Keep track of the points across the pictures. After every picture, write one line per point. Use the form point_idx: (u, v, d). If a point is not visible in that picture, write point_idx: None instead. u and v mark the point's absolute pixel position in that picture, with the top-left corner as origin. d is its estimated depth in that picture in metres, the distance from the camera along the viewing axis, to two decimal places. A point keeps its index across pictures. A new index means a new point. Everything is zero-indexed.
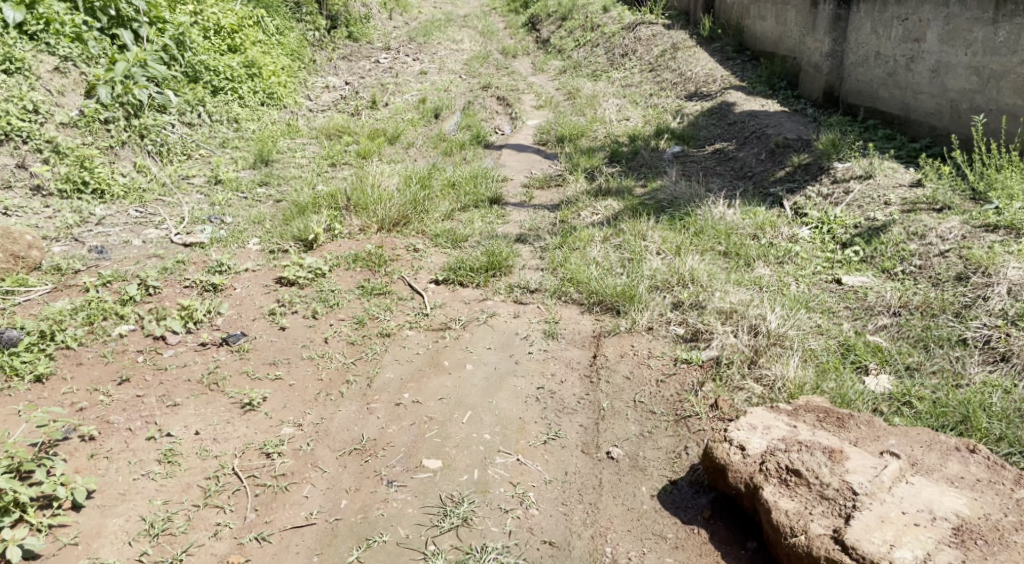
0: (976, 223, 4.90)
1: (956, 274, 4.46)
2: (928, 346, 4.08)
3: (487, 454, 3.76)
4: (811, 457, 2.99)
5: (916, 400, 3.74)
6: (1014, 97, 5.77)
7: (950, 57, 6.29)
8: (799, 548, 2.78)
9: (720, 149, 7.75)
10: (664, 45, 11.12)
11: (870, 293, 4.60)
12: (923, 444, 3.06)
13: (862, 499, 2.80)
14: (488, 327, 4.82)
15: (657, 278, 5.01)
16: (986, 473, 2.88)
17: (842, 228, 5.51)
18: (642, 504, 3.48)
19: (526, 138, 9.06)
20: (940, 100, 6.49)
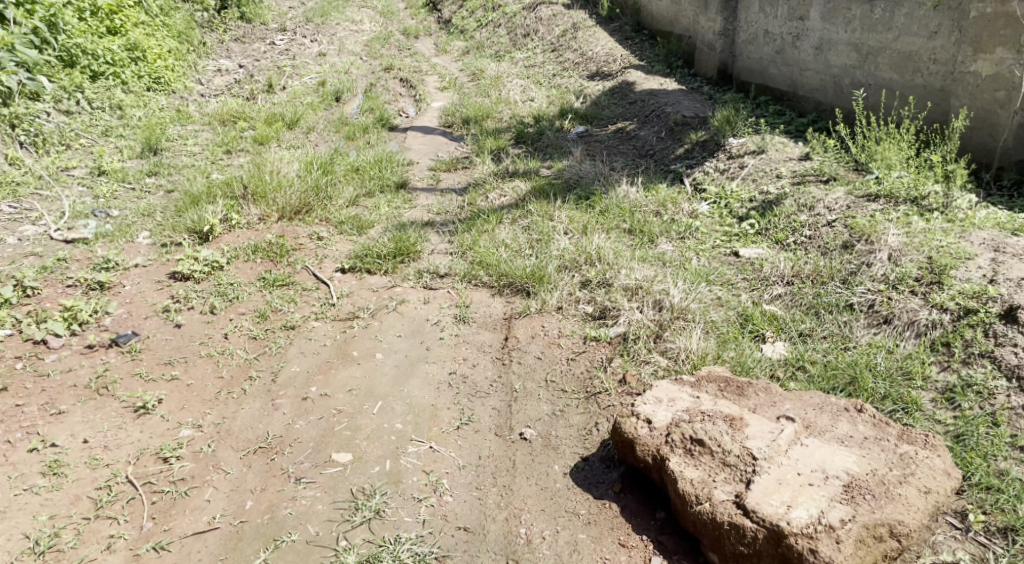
0: (860, 193, 5.16)
1: (842, 243, 4.68)
2: (819, 312, 4.27)
3: (398, 444, 3.71)
4: (713, 426, 3.08)
5: (809, 364, 3.92)
6: (890, 72, 6.04)
7: (832, 34, 6.62)
8: (704, 514, 2.88)
9: (623, 128, 7.88)
10: (565, 25, 11.21)
11: (765, 264, 4.78)
12: (816, 406, 3.21)
13: (761, 463, 2.91)
14: (397, 314, 4.76)
15: (565, 258, 5.06)
16: (872, 431, 3.06)
17: (739, 202, 5.71)
18: (555, 483, 3.51)
19: (431, 120, 8.95)
20: (824, 76, 6.81)
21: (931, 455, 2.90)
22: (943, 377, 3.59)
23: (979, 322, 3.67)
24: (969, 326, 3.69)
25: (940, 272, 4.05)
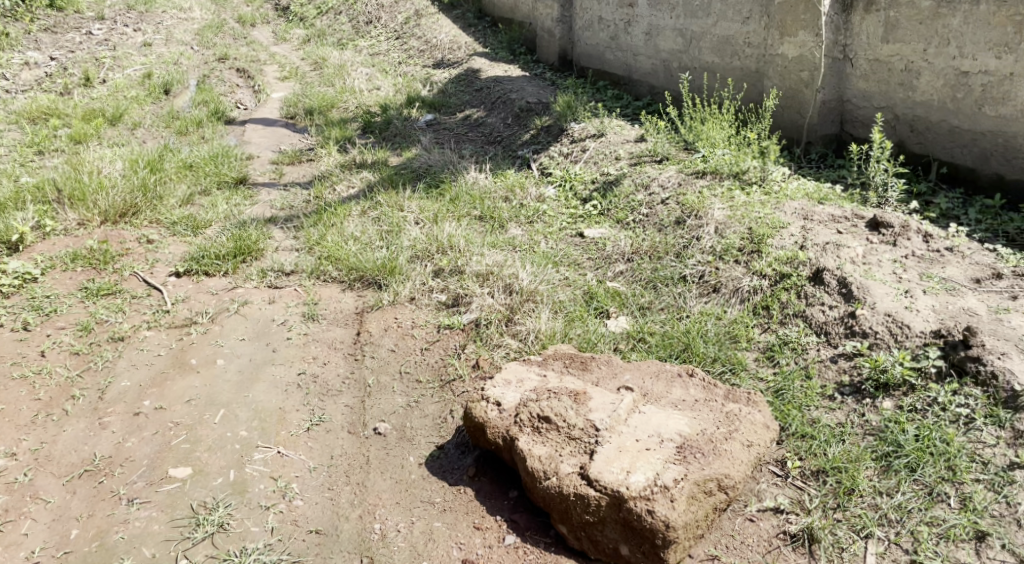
0: (689, 170, 5.48)
1: (675, 219, 4.94)
2: (656, 286, 4.49)
3: (243, 452, 3.56)
4: (558, 402, 3.14)
5: (649, 335, 4.10)
6: (711, 56, 6.43)
7: (659, 20, 6.97)
8: (552, 489, 2.93)
9: (470, 115, 7.91)
10: (407, 12, 11.10)
11: (608, 243, 4.98)
12: (653, 374, 3.40)
13: (603, 434, 3.01)
14: (240, 317, 4.54)
15: (417, 248, 5.02)
16: (702, 393, 3.27)
17: (582, 184, 5.90)
18: (410, 474, 3.49)
19: (272, 112, 8.57)
20: (655, 61, 7.15)
21: (752, 411, 3.14)
22: (764, 338, 3.88)
23: (793, 285, 4.00)
24: (785, 289, 4.01)
25: (759, 242, 4.35)
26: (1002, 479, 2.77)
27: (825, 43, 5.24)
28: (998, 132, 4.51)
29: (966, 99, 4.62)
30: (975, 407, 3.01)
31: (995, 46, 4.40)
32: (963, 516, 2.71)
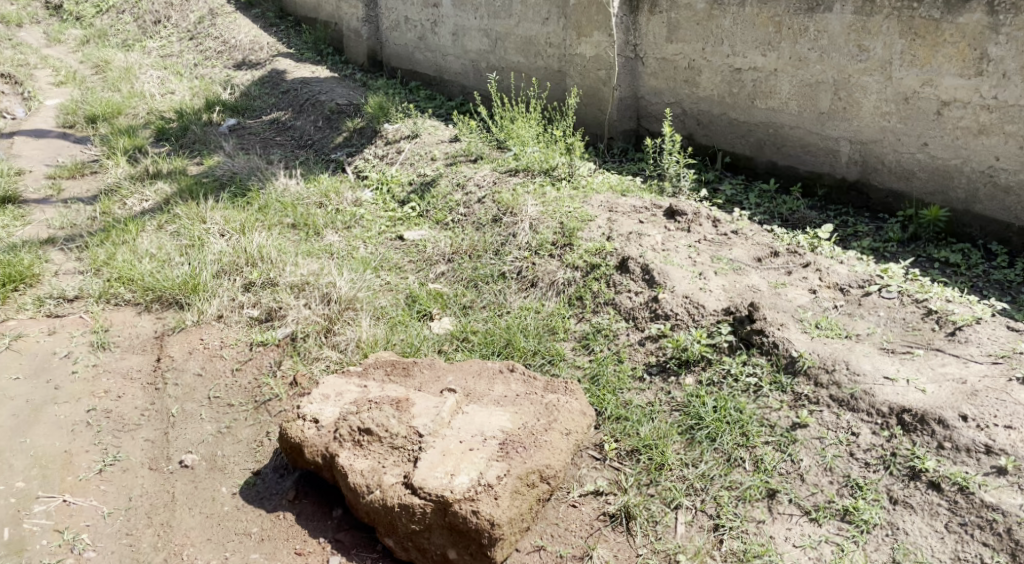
0: (503, 169, 5.55)
1: (492, 217, 4.97)
2: (478, 284, 4.50)
3: (20, 506, 3.21)
4: (379, 412, 2.99)
5: (471, 334, 4.08)
6: (516, 55, 6.56)
7: (464, 21, 7.02)
8: (376, 503, 2.79)
9: (277, 119, 7.54)
10: (200, 12, 10.42)
11: (428, 245, 4.93)
12: (475, 373, 3.34)
13: (426, 440, 2.89)
14: (13, 353, 4.05)
15: (223, 261, 4.66)
16: (523, 387, 3.26)
17: (399, 186, 5.80)
18: (222, 506, 3.24)
19: (45, 121, 7.68)
20: (463, 61, 7.20)
21: (570, 399, 3.17)
22: (579, 328, 3.99)
23: (603, 275, 4.16)
24: (595, 279, 4.16)
25: (570, 236, 4.49)
26: (787, 439, 2.92)
27: (617, 43, 5.53)
28: (769, 124, 4.94)
29: (741, 93, 5.04)
30: (761, 375, 3.21)
31: (761, 45, 4.80)
32: (756, 478, 2.83)
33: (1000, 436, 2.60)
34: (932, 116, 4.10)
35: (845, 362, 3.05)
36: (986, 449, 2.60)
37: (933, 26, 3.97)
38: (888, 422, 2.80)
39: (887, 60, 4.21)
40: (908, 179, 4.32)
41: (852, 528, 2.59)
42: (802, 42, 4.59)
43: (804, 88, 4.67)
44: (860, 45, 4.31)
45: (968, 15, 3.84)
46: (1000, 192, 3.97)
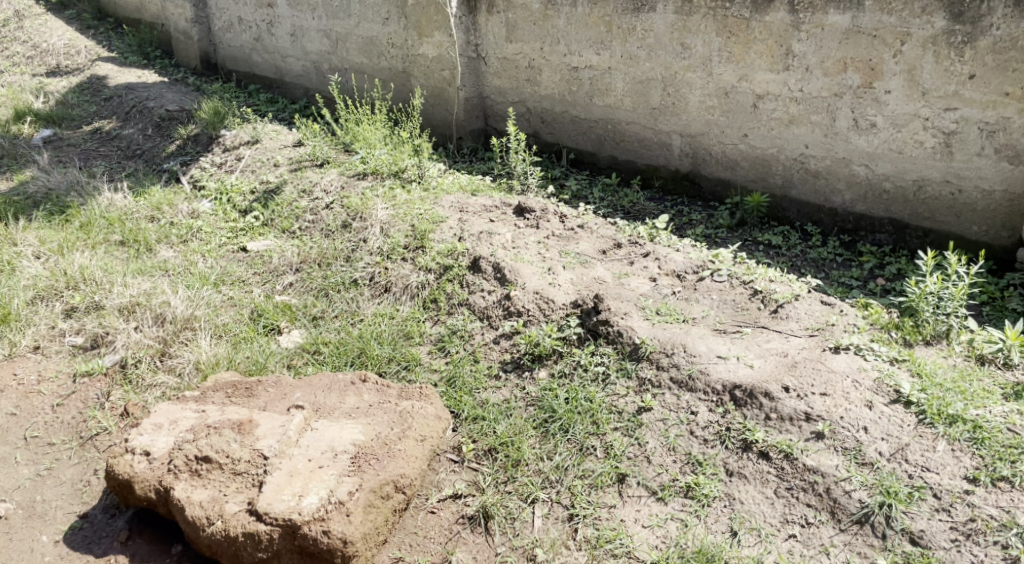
0: (350, 173, 5.40)
1: (341, 223, 4.80)
2: (329, 294, 4.33)
3: None
4: (219, 438, 2.81)
5: (323, 345, 3.92)
6: (359, 56, 6.41)
7: (301, 21, 6.78)
8: (218, 535, 2.61)
9: (100, 128, 6.95)
10: (4, 13, 9.47)
11: (273, 255, 4.69)
12: (325, 387, 3.21)
13: (272, 462, 2.75)
14: None
15: (39, 287, 4.27)
16: (376, 397, 3.17)
17: (240, 196, 5.48)
18: (42, 557, 2.95)
19: None
20: (304, 62, 6.95)
21: (424, 404, 3.11)
22: (435, 330, 3.92)
23: (455, 276, 4.12)
24: (449, 280, 4.12)
25: (421, 238, 4.42)
26: (633, 423, 3.03)
27: (459, 43, 5.55)
28: (608, 120, 5.12)
29: (579, 91, 5.18)
30: (608, 363, 3.30)
31: (594, 44, 4.97)
32: (607, 464, 2.90)
33: (817, 404, 2.78)
34: (749, 109, 4.39)
35: (682, 346, 3.20)
36: (805, 416, 2.76)
37: (744, 24, 4.23)
38: (722, 399, 2.95)
39: (707, 57, 4.46)
40: (733, 168, 4.61)
41: (694, 503, 2.67)
42: (631, 40, 4.78)
43: (636, 85, 4.87)
44: (683, 44, 4.54)
45: (772, 14, 4.09)
46: (810, 176, 4.26)
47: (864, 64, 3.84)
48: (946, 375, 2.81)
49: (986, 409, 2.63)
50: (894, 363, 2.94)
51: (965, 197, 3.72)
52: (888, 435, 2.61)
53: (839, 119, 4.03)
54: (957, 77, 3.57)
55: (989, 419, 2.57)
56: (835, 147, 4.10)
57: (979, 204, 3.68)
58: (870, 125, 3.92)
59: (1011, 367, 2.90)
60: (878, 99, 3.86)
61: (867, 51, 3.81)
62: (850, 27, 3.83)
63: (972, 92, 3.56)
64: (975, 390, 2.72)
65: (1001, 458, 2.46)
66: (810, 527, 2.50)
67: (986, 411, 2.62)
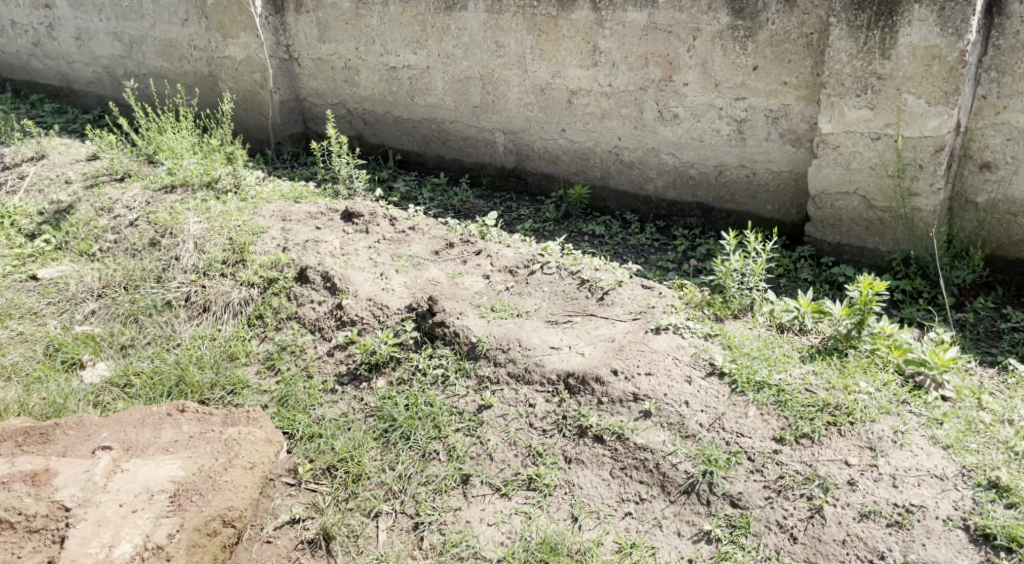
0: (156, 186, 4.97)
1: (149, 240, 4.41)
2: (138, 319, 3.96)
3: None
4: (8, 494, 2.49)
5: (134, 376, 3.59)
6: (157, 60, 5.94)
7: (87, 23, 6.19)
8: None
9: None
10: None
11: (70, 281, 4.23)
12: (136, 423, 2.94)
13: (75, 512, 2.46)
14: None
15: None
16: (197, 427, 2.94)
17: (25, 218, 4.88)
18: None
19: None
20: (95, 68, 6.35)
21: (252, 429, 2.94)
22: (262, 348, 3.70)
23: (281, 289, 3.91)
24: (275, 294, 3.90)
25: (241, 251, 4.16)
26: (474, 422, 3.01)
27: (268, 44, 5.29)
28: (430, 120, 5.10)
29: (399, 92, 5.12)
30: (446, 365, 3.26)
31: (410, 44, 4.92)
32: (450, 466, 2.87)
33: (643, 384, 2.91)
34: (564, 104, 4.52)
35: (517, 340, 3.24)
36: (633, 397, 2.88)
37: (552, 22, 4.35)
38: (558, 389, 3.02)
39: (521, 55, 4.55)
40: (555, 162, 4.74)
41: (536, 495, 2.70)
42: (446, 39, 4.78)
43: (455, 83, 4.87)
44: (496, 42, 4.60)
45: (577, 13, 4.24)
46: (625, 167, 4.47)
47: (663, 59, 4.07)
48: (752, 345, 3.06)
49: (787, 372, 2.88)
50: (708, 338, 3.16)
51: (759, 179, 4.02)
52: (706, 406, 2.79)
53: (646, 111, 4.25)
54: (742, 69, 3.85)
55: (790, 382, 2.81)
56: (645, 138, 4.32)
57: (771, 184, 4.00)
58: (673, 116, 4.17)
59: (805, 332, 3.18)
60: (678, 92, 4.11)
61: (665, 46, 4.04)
62: (648, 24, 4.04)
63: (757, 82, 3.84)
64: (777, 356, 2.97)
65: (802, 416, 2.68)
66: (644, 502, 2.60)
67: (787, 375, 2.86)
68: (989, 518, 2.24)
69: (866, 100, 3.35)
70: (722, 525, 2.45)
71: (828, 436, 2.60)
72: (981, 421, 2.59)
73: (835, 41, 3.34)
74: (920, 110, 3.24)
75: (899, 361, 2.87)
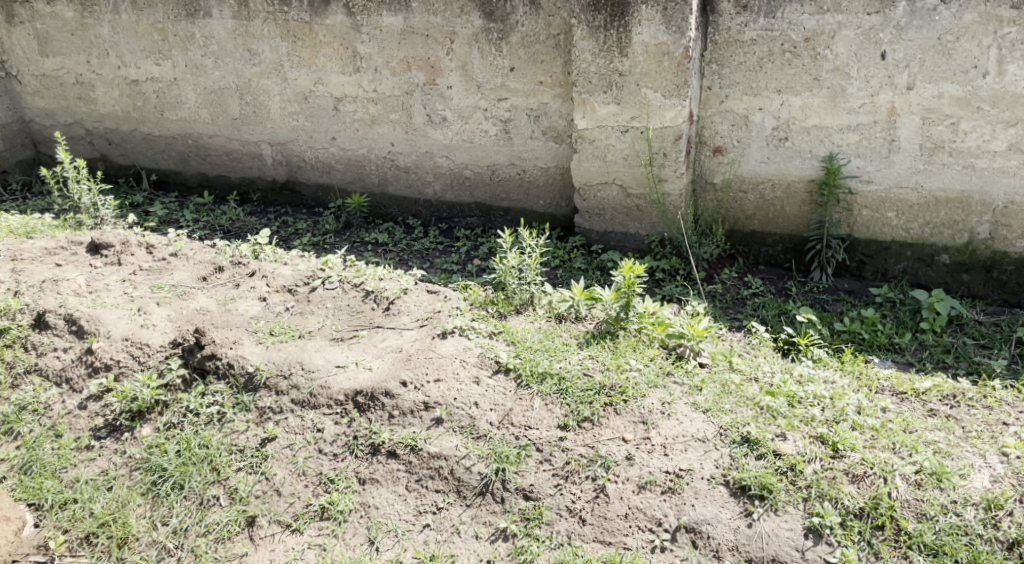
0: None
1: None
2: None
3: None
4: None
5: None
6: None
7: None
8: None
9: None
10: None
11: None
12: None
13: None
14: None
15: None
16: None
17: None
18: None
19: None
20: None
21: None
22: None
23: (15, 340, 3.41)
24: (7, 346, 3.40)
25: None
26: (257, 458, 2.80)
27: None
28: (186, 135, 4.72)
29: (146, 106, 4.70)
30: (222, 401, 3.00)
31: (151, 54, 4.53)
32: (232, 510, 2.65)
33: (432, 391, 2.87)
34: (330, 112, 4.38)
35: (298, 364, 3.06)
36: (424, 406, 2.83)
37: (306, 28, 4.19)
38: (346, 409, 2.89)
39: (277, 63, 4.33)
40: (329, 172, 4.58)
41: (330, 524, 2.57)
42: (192, 49, 4.44)
43: (208, 95, 4.54)
44: (249, 50, 4.34)
45: (331, 17, 4.11)
46: (401, 172, 4.42)
47: (423, 62, 4.07)
48: (534, 338, 3.15)
49: (567, 360, 3.00)
50: (493, 336, 3.20)
51: (530, 175, 4.15)
52: (495, 405, 2.82)
53: (414, 116, 4.22)
54: (500, 70, 3.95)
55: (570, 368, 2.93)
56: (417, 142, 4.29)
57: (541, 179, 4.14)
58: (442, 120, 4.18)
59: (581, 319, 3.33)
60: (443, 95, 4.13)
61: (424, 50, 4.03)
62: (404, 27, 4.01)
63: (516, 82, 3.96)
64: (557, 346, 3.09)
65: (582, 401, 2.80)
66: (441, 511, 2.57)
67: (566, 362, 2.98)
68: (744, 471, 2.47)
69: (612, 96, 3.57)
70: (516, 520, 2.48)
71: (606, 416, 2.74)
72: (732, 382, 2.86)
73: (578, 41, 3.53)
74: (658, 103, 3.50)
75: (663, 336, 3.09)
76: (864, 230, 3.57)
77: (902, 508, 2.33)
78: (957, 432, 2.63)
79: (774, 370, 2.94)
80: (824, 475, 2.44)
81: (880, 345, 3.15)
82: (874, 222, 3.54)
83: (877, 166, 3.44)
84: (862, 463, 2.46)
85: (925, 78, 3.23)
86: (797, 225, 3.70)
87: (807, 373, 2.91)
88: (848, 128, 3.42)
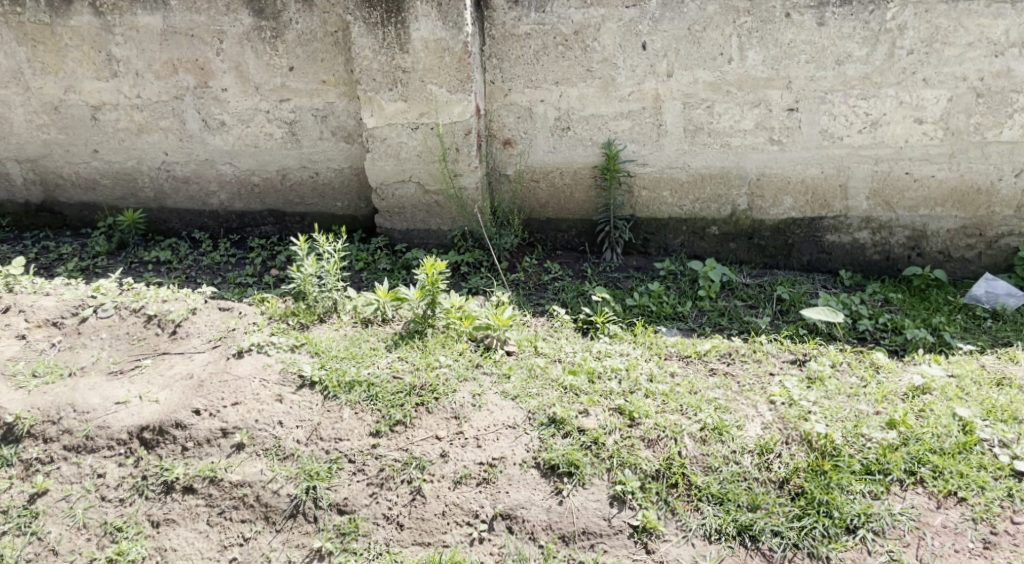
0: None
1: None
2: None
3: None
4: None
5: None
6: None
7: None
8: None
9: None
10: None
11: None
12: None
13: None
14: None
15: None
16: None
17: None
18: None
19: None
20: None
21: None
22: None
23: None
24: None
25: None
26: (25, 518, 2.47)
27: None
28: None
29: None
30: None
31: None
32: None
33: (230, 415, 2.68)
34: (88, 122, 3.96)
35: (70, 406, 2.73)
36: (221, 433, 2.63)
37: (47, 31, 3.75)
38: (131, 448, 2.62)
39: (16, 70, 3.87)
40: (94, 189, 4.14)
41: None
42: None
43: None
44: None
45: (76, 18, 3.71)
46: (179, 183, 4.08)
47: (191, 64, 3.78)
48: (339, 346, 3.04)
49: (375, 365, 2.93)
50: (294, 349, 3.04)
51: (322, 178, 4.00)
52: (301, 421, 2.68)
53: (188, 122, 3.92)
54: (278, 70, 3.76)
55: (378, 373, 2.86)
56: (194, 150, 3.99)
57: (334, 182, 4.00)
58: (219, 124, 3.92)
59: (388, 321, 3.26)
60: (218, 98, 3.86)
61: (190, 51, 3.75)
62: (164, 28, 3.70)
63: (296, 82, 3.79)
64: (364, 352, 3.00)
65: (392, 404, 2.74)
66: (249, 542, 2.41)
67: (374, 367, 2.91)
68: (552, 451, 2.55)
69: (397, 93, 3.53)
70: (331, 537, 2.39)
71: (419, 416, 2.71)
72: (537, 365, 2.94)
73: (357, 38, 3.45)
74: (443, 98, 3.51)
75: (470, 330, 3.10)
76: (645, 209, 3.82)
77: (691, 464, 2.52)
78: (734, 387, 2.89)
79: (575, 349, 3.07)
80: (623, 444, 2.58)
81: (666, 315, 3.38)
82: (653, 202, 3.80)
83: (650, 149, 3.69)
84: (656, 428, 2.63)
85: (682, 66, 3.51)
86: (586, 210, 3.88)
87: (604, 349, 3.06)
88: (622, 115, 3.63)
